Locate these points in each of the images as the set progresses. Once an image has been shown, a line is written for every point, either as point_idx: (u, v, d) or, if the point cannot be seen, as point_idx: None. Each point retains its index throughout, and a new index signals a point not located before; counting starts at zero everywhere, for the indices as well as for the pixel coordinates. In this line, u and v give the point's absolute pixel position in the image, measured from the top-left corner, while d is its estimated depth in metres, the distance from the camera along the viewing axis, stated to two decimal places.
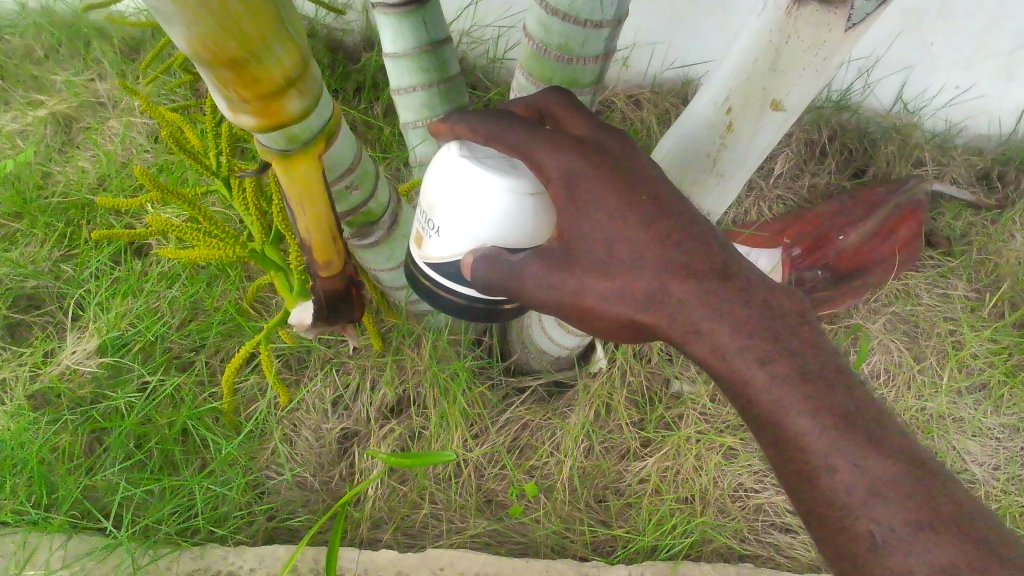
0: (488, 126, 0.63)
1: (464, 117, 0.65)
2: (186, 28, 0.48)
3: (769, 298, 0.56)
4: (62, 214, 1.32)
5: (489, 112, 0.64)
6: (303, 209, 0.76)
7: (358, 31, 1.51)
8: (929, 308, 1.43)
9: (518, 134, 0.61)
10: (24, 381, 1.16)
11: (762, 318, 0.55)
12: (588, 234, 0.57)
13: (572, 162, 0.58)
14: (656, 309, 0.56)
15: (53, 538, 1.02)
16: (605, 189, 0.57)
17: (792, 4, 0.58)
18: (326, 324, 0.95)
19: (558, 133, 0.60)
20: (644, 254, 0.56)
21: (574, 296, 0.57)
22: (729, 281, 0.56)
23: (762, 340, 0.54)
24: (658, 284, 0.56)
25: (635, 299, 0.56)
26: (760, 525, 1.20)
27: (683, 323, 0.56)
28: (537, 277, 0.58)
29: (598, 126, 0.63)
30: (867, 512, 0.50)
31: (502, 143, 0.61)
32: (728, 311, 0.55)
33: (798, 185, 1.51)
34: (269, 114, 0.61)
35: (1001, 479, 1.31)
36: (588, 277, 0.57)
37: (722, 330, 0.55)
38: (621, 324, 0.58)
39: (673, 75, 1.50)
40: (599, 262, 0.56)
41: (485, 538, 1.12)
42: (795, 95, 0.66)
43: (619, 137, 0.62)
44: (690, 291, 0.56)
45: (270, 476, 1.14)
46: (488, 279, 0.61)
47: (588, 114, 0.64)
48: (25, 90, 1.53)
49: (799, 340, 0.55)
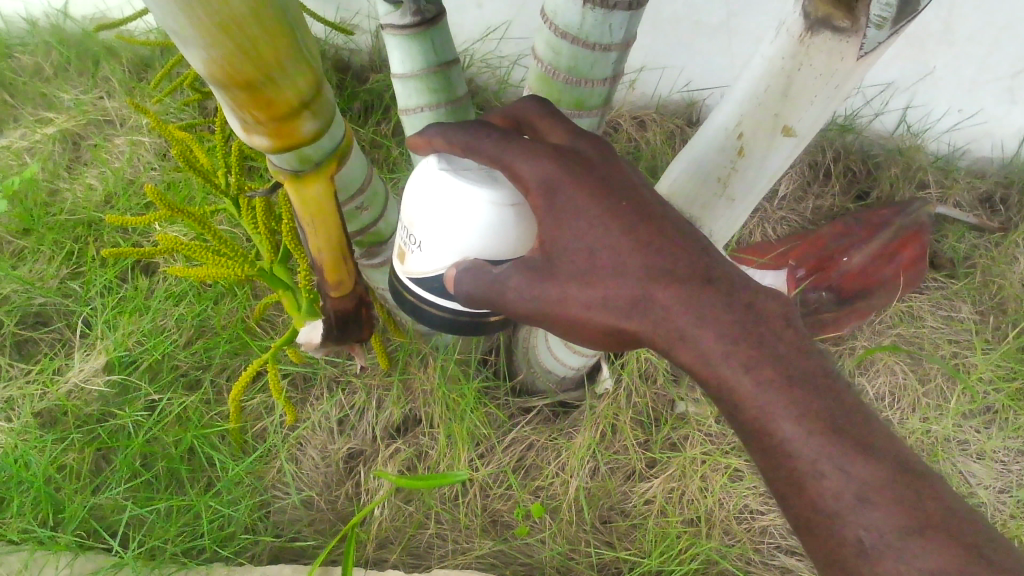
0: (463, 136, 0.63)
1: (439, 129, 0.65)
2: (204, 50, 0.49)
3: (754, 302, 0.56)
4: (71, 232, 1.33)
5: (462, 123, 0.64)
6: (315, 232, 0.77)
7: (367, 51, 1.53)
8: (933, 330, 1.43)
9: (493, 143, 0.61)
10: (31, 399, 1.16)
11: (747, 323, 0.55)
12: (571, 244, 0.58)
13: (551, 171, 0.59)
14: (639, 316, 0.56)
15: (59, 557, 1.03)
16: (585, 197, 0.58)
17: (805, 32, 0.59)
18: (335, 343, 0.94)
19: (535, 141, 0.61)
20: (626, 262, 0.57)
21: (556, 305, 0.58)
22: (713, 285, 0.56)
23: (747, 345, 0.54)
24: (640, 291, 0.56)
25: (619, 306, 0.56)
26: (766, 547, 1.19)
27: (668, 329, 0.55)
28: (518, 287, 0.58)
29: (572, 131, 0.65)
30: (855, 518, 0.51)
31: (478, 154, 0.62)
32: (712, 315, 0.55)
33: (802, 207, 1.53)
34: (282, 136, 0.61)
35: (1008, 503, 1.30)
36: (571, 286, 0.57)
37: (707, 334, 0.55)
38: (606, 332, 0.58)
39: (678, 96, 1.51)
40: (581, 271, 0.57)
41: (491, 559, 1.12)
42: (807, 120, 0.66)
43: (595, 142, 0.64)
44: (673, 296, 0.56)
45: (277, 495, 1.14)
46: (472, 294, 0.62)
47: (564, 122, 0.67)
48: (34, 107, 1.55)
49: (784, 344, 0.55)
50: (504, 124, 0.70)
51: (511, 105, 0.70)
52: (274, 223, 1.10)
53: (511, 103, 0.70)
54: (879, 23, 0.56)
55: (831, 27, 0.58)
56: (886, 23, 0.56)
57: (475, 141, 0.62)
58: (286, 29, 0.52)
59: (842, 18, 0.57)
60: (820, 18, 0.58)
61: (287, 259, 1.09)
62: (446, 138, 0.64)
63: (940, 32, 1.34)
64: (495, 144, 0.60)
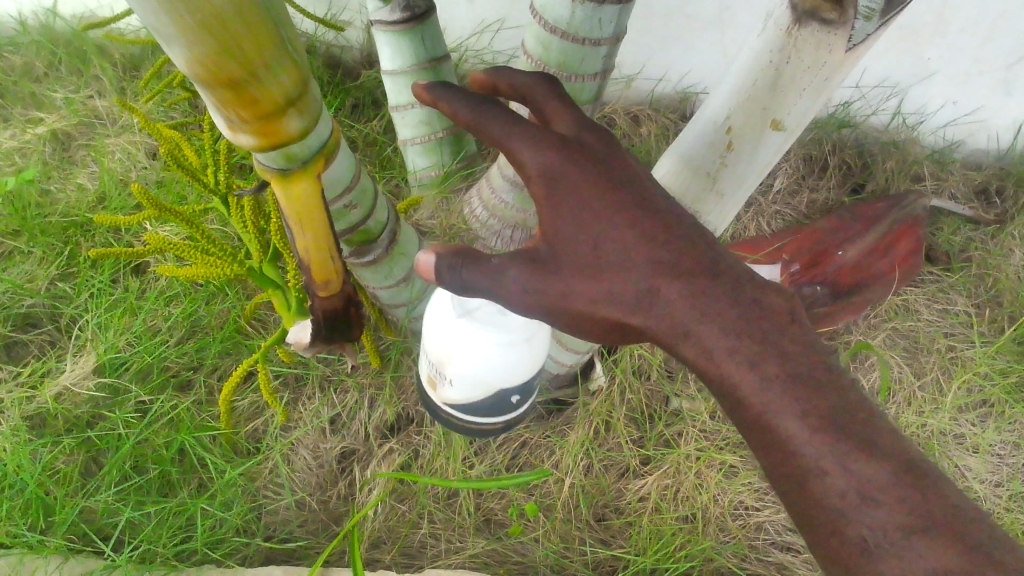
0: (468, 113, 0.61)
1: (446, 97, 0.61)
2: (187, 48, 0.48)
3: (755, 297, 0.58)
4: (62, 233, 1.33)
5: (471, 96, 0.61)
6: (303, 231, 0.75)
7: (358, 48, 1.52)
8: (928, 324, 1.41)
9: (499, 125, 0.59)
10: (21, 401, 1.15)
11: (749, 318, 0.57)
12: (576, 236, 0.58)
13: (556, 163, 0.59)
14: (645, 311, 0.57)
15: (49, 561, 1.02)
16: (588, 189, 0.59)
17: (793, 24, 0.58)
18: (325, 345, 0.91)
19: (542, 128, 0.60)
20: (633, 255, 0.58)
21: (559, 298, 0.57)
22: (716, 281, 0.58)
23: (749, 341, 0.56)
24: (646, 284, 0.57)
25: (627, 301, 0.57)
26: (761, 544, 1.18)
27: (673, 324, 0.57)
28: (518, 277, 0.56)
29: (581, 117, 0.63)
30: (858, 516, 0.51)
31: (483, 135, 0.60)
32: (715, 311, 0.57)
33: (797, 201, 1.51)
34: (269, 134, 0.61)
35: (1004, 496, 1.29)
36: (575, 279, 0.57)
37: (710, 331, 0.56)
38: (610, 327, 0.59)
39: (672, 91, 1.50)
40: (586, 263, 0.57)
41: (484, 559, 1.11)
42: (796, 113, 0.64)
43: (602, 132, 0.63)
44: (678, 291, 0.57)
45: (270, 496, 1.13)
46: (462, 281, 0.55)
47: (571, 105, 0.64)
48: (24, 107, 1.53)
49: (786, 340, 0.56)
50: (509, 94, 0.66)
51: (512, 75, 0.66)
52: (263, 221, 1.09)
53: (517, 77, 0.65)
54: (869, 14, 0.56)
55: (819, 19, 0.56)
56: (875, 13, 0.55)
57: (482, 120, 0.59)
58: (271, 27, 0.51)
59: (830, 10, 0.56)
60: (807, 10, 0.57)
61: (277, 258, 1.08)
62: (451, 111, 0.61)
63: (933, 23, 1.32)
64: (501, 127, 0.59)
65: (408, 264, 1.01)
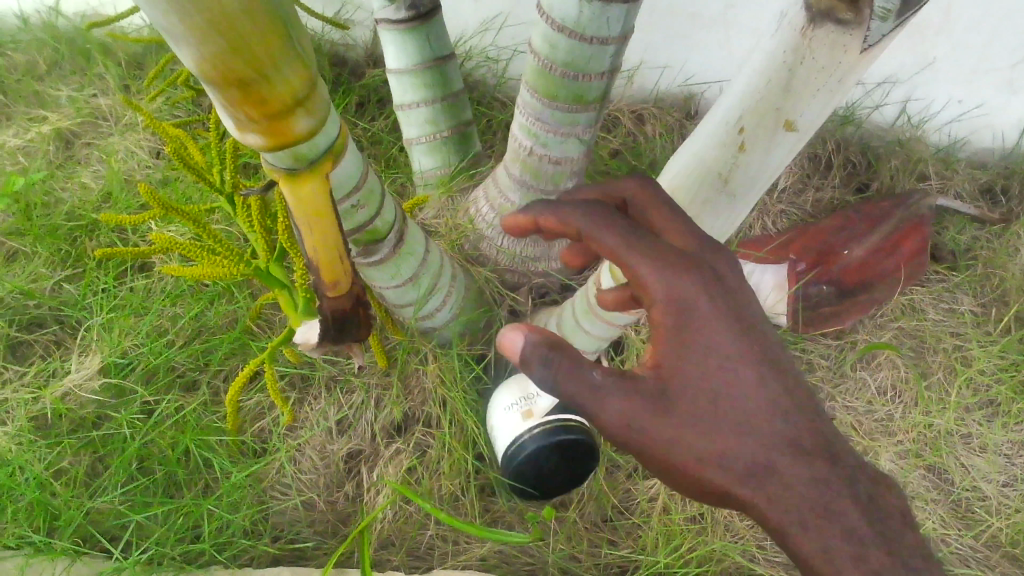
0: (588, 221, 0.74)
1: (550, 205, 0.80)
2: (195, 46, 0.48)
3: (874, 497, 0.63)
4: (66, 233, 1.32)
5: (580, 202, 0.77)
6: (310, 228, 0.74)
7: (362, 46, 1.51)
8: (935, 323, 1.40)
9: (620, 232, 0.72)
10: (27, 403, 1.15)
11: (863, 518, 0.62)
12: (696, 378, 0.64)
13: (684, 294, 0.66)
14: (758, 486, 0.63)
15: (56, 562, 1.02)
16: (720, 334, 0.65)
17: (808, 24, 0.57)
18: (332, 345, 0.88)
19: (662, 248, 0.69)
20: (755, 423, 0.64)
21: (665, 449, 0.63)
22: (834, 468, 0.64)
23: (860, 547, 0.60)
24: (761, 462, 0.63)
25: (739, 470, 0.63)
26: (770, 544, 1.18)
27: (786, 507, 0.62)
28: (627, 407, 0.62)
29: (695, 234, 0.72)
30: None
31: (603, 246, 0.72)
32: (833, 505, 0.62)
33: (803, 200, 1.50)
34: (277, 134, 0.60)
35: (1013, 497, 1.28)
36: (689, 429, 0.63)
37: (824, 524, 0.61)
38: (715, 489, 0.64)
39: (678, 90, 1.50)
40: (706, 423, 0.63)
41: (493, 559, 1.12)
42: (809, 113, 0.64)
43: (717, 250, 0.71)
44: (798, 474, 0.63)
45: (277, 497, 1.13)
46: (552, 377, 0.63)
47: (684, 220, 0.74)
48: (26, 105, 1.53)
49: (905, 549, 0.61)
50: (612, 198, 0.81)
51: (619, 182, 0.80)
52: (270, 221, 1.09)
53: (630, 185, 0.78)
54: (884, 15, 0.55)
55: (834, 19, 0.56)
56: (891, 15, 0.55)
57: (610, 221, 0.73)
58: (281, 25, 0.51)
59: (846, 10, 0.55)
60: (823, 10, 0.56)
61: (283, 258, 1.07)
62: (564, 214, 0.78)
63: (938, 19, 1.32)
64: (618, 241, 0.71)
65: (416, 263, 1.00)
